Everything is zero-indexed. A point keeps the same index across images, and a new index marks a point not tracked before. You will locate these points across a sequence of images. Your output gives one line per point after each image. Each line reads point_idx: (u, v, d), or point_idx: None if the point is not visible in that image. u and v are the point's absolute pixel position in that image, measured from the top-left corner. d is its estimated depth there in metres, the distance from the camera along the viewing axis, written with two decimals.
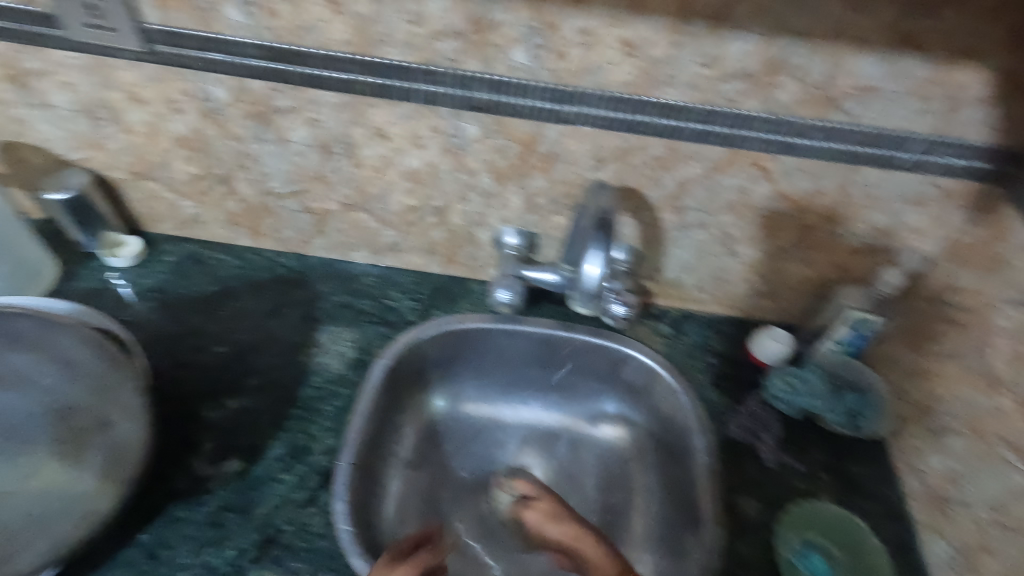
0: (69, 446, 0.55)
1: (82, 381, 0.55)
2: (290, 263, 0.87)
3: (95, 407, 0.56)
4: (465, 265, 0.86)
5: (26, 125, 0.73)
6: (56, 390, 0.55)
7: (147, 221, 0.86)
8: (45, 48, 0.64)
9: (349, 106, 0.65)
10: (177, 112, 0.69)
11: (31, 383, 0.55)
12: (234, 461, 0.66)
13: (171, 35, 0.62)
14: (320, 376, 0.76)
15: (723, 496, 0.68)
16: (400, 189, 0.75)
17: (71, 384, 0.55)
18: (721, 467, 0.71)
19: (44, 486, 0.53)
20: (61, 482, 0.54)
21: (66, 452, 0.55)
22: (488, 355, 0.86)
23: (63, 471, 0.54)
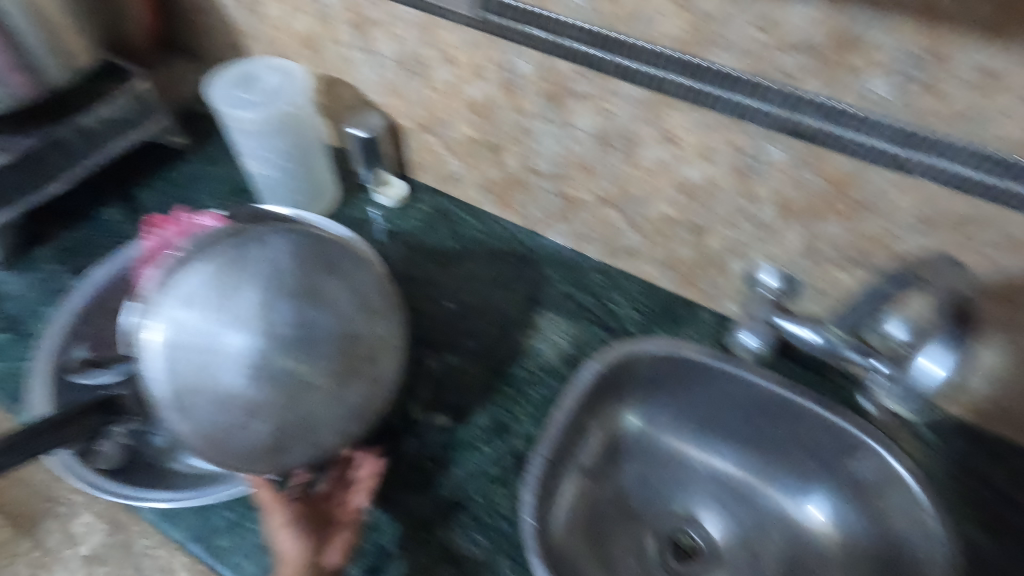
0: (349, 370, 0.52)
1: (374, 315, 0.54)
2: (525, 239, 0.88)
3: (372, 339, 0.54)
4: (699, 290, 0.79)
5: (351, 65, 0.82)
6: (351, 317, 0.52)
7: (411, 168, 0.92)
8: (390, 2, 0.70)
9: (649, 103, 0.61)
10: (479, 78, 0.71)
11: (331, 303, 0.51)
12: (442, 416, 0.69)
13: (506, 7, 0.62)
14: (533, 361, 0.74)
15: None
16: (665, 198, 0.70)
17: (367, 318, 0.53)
18: None
19: (323, 401, 0.51)
20: (333, 402, 0.52)
21: (345, 374, 0.52)
22: (698, 389, 0.78)
23: (339, 391, 0.52)
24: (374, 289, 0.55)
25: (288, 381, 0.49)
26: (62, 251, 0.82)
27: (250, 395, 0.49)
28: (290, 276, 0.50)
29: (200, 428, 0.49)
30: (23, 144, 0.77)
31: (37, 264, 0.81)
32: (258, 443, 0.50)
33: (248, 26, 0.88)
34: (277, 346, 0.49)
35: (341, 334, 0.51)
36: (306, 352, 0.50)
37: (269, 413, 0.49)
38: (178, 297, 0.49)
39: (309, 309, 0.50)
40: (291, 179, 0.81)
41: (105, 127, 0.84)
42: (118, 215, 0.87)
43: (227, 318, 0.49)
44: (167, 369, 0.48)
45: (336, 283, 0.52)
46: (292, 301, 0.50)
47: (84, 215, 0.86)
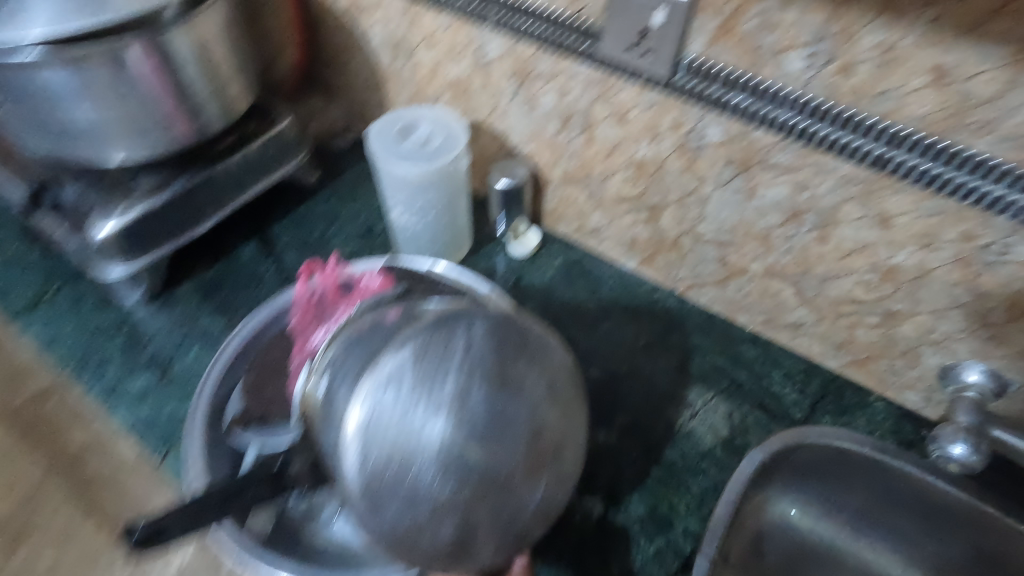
0: (538, 466, 0.48)
1: (561, 405, 0.50)
2: (668, 301, 0.82)
3: (560, 432, 0.50)
4: (874, 375, 0.71)
5: (501, 114, 0.79)
6: (543, 408, 0.49)
7: (548, 217, 0.88)
8: (564, 57, 0.66)
9: (863, 182, 0.55)
10: (652, 138, 0.67)
11: (524, 393, 0.48)
12: (597, 501, 0.65)
13: (706, 71, 0.57)
14: (689, 444, 0.69)
15: None
16: (856, 278, 0.63)
17: (556, 408, 0.50)
18: None
19: (511, 499, 0.47)
20: (520, 500, 0.48)
21: (534, 471, 0.48)
22: (866, 476, 0.69)
23: (527, 488, 0.48)
24: (565, 374, 0.52)
25: (482, 478, 0.46)
26: (202, 289, 0.82)
27: (443, 491, 0.45)
28: (489, 361, 0.48)
29: (389, 518, 0.46)
30: (179, 186, 0.77)
31: (178, 303, 0.81)
32: (445, 540, 0.46)
33: (393, 68, 0.86)
34: (474, 438, 0.46)
35: (534, 428, 0.48)
36: (498, 446, 0.46)
37: (461, 511, 0.46)
38: (374, 379, 0.47)
39: (506, 398, 0.48)
40: (433, 230, 0.79)
41: (251, 166, 0.84)
42: (255, 253, 0.86)
43: (427, 404, 0.46)
44: (360, 454, 0.46)
45: (532, 369, 0.49)
46: (488, 390, 0.47)
47: (223, 252, 0.86)
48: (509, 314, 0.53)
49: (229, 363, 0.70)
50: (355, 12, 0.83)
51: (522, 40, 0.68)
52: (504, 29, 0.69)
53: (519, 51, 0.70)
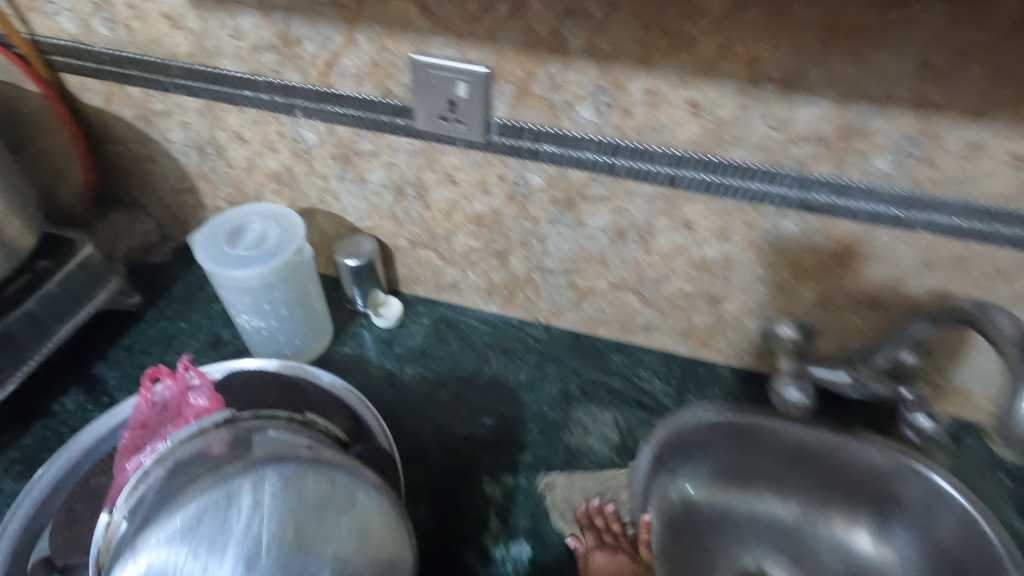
0: None
1: (374, 557, 0.44)
2: (537, 333, 0.87)
3: None
4: (717, 350, 0.83)
5: (333, 195, 0.79)
6: (346, 564, 0.42)
7: (404, 282, 0.89)
8: (383, 134, 0.69)
9: (665, 198, 0.65)
10: (484, 193, 0.71)
11: (325, 550, 0.42)
12: (523, 545, 0.65)
13: (515, 129, 0.63)
14: (589, 461, 0.73)
15: None
16: (682, 276, 0.73)
17: (366, 560, 0.43)
18: None
19: None
20: None
21: None
22: (735, 437, 0.78)
23: None
24: (378, 519, 0.44)
25: None
26: (19, 463, 0.69)
27: None
28: (279, 531, 0.40)
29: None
30: None
31: None
32: None
33: (204, 169, 0.82)
34: None
35: None
36: None
37: None
38: (139, 554, 0.39)
39: (302, 561, 0.41)
40: (288, 325, 0.76)
41: (53, 307, 0.73)
42: (79, 402, 0.75)
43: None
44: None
45: (339, 527, 0.42)
46: (276, 558, 0.40)
47: (39, 412, 0.74)
48: (320, 454, 0.44)
49: (50, 488, 0.61)
50: (146, 121, 0.78)
51: (337, 125, 0.69)
52: (315, 116, 0.69)
53: (336, 135, 0.71)
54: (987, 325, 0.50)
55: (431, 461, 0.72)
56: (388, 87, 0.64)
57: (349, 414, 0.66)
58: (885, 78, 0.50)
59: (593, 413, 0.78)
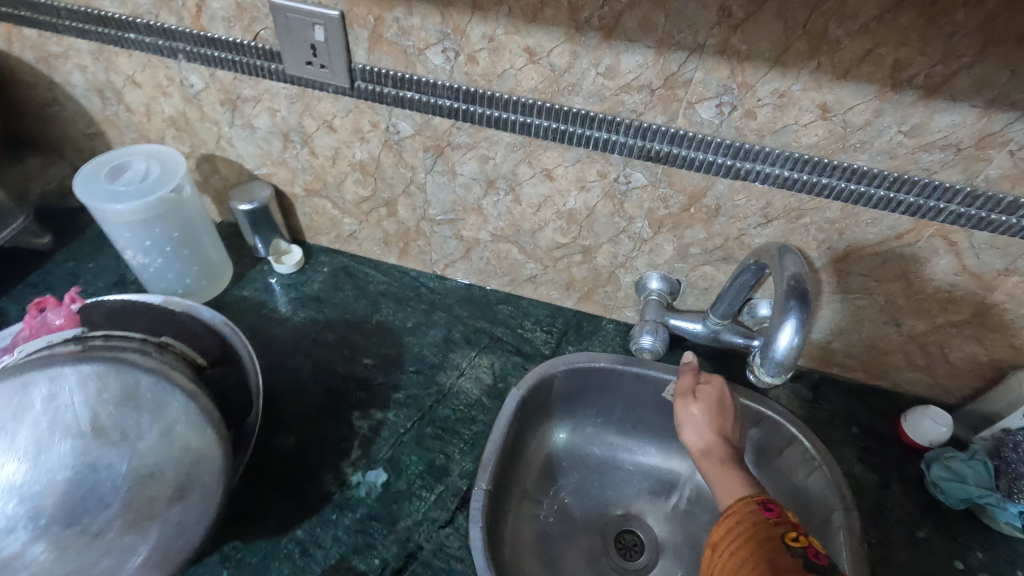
0: (137, 516, 0.46)
1: (180, 453, 0.47)
2: (431, 284, 0.91)
3: (179, 477, 0.47)
4: (599, 303, 0.86)
5: (228, 142, 0.82)
6: (148, 456, 0.46)
7: (307, 232, 0.92)
8: (261, 79, 0.71)
9: (522, 147, 0.68)
10: (362, 140, 0.74)
11: (124, 442, 0.45)
12: (379, 472, 0.69)
13: (376, 75, 0.66)
14: (459, 399, 0.77)
15: (871, 548, 0.67)
16: (553, 226, 0.76)
17: (170, 454, 0.47)
18: (869, 532, 0.69)
19: (106, 548, 0.45)
20: (118, 550, 0.46)
21: (133, 521, 0.46)
22: (608, 383, 0.82)
23: (126, 539, 0.46)
24: (184, 421, 0.47)
25: (63, 524, 0.44)
26: None
27: (15, 542, 0.42)
28: (75, 418, 0.44)
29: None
30: None
31: None
32: None
33: (107, 114, 0.84)
34: (48, 496, 0.43)
35: (137, 478, 0.45)
36: (80, 503, 0.44)
37: (41, 560, 0.43)
38: None
39: (100, 449, 0.44)
40: (177, 263, 0.80)
41: None
42: None
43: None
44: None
45: (140, 422, 0.46)
46: (73, 444, 0.44)
47: None
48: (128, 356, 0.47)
49: None
50: (46, 63, 0.80)
51: (218, 69, 0.72)
52: (196, 61, 0.72)
53: (219, 80, 0.73)
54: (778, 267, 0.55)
55: (305, 397, 0.76)
56: (256, 31, 0.66)
57: (218, 341, 0.69)
58: (691, 25, 0.53)
59: (471, 357, 0.82)
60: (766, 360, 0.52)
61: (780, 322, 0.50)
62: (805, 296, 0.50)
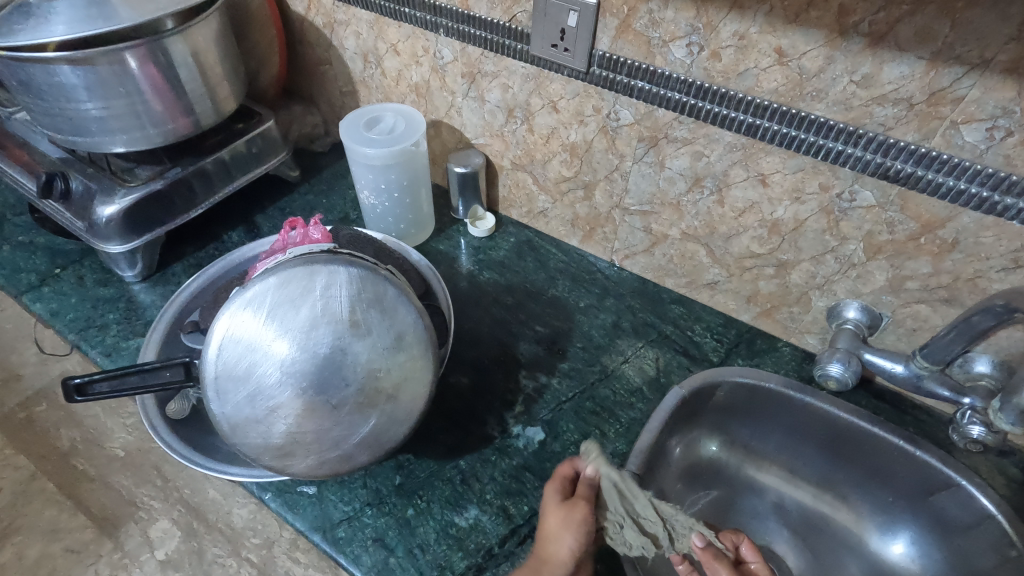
0: (366, 400, 0.54)
1: (406, 357, 0.56)
2: (606, 271, 0.93)
3: (399, 377, 0.55)
4: (780, 323, 0.82)
5: (458, 111, 0.91)
6: (383, 353, 0.54)
7: (502, 204, 1.00)
8: (505, 57, 0.79)
9: (743, 148, 0.68)
10: (580, 123, 0.79)
11: (369, 337, 0.54)
12: (538, 431, 0.74)
13: (614, 62, 0.70)
14: (620, 383, 0.79)
15: None
16: (751, 234, 0.75)
17: (398, 356, 0.55)
18: None
19: (339, 420, 0.53)
20: (346, 424, 0.54)
21: (362, 404, 0.54)
22: (775, 406, 0.79)
23: (354, 416, 0.54)
24: (412, 332, 0.56)
25: (315, 392, 0.52)
26: (194, 268, 0.92)
27: (281, 396, 0.52)
28: (341, 309, 0.53)
29: (228, 421, 0.53)
30: (173, 174, 0.88)
31: (170, 279, 0.90)
32: (279, 439, 0.53)
33: (363, 76, 0.99)
34: (311, 366, 0.52)
35: (372, 368, 0.54)
36: (332, 378, 0.52)
37: (294, 415, 0.52)
38: (243, 298, 0.53)
39: (352, 338, 0.53)
40: (397, 209, 0.91)
41: (236, 162, 0.95)
42: (242, 237, 0.97)
43: (272, 343, 0.52)
44: (215, 371, 0.52)
45: (383, 324, 0.55)
46: (335, 329, 0.53)
47: (210, 237, 0.97)
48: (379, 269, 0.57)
49: (205, 283, 0.81)
50: (331, 28, 0.96)
51: (470, 45, 0.81)
52: (454, 36, 0.82)
53: (467, 54, 0.83)
54: None
55: (481, 348, 0.83)
56: (515, 14, 0.74)
57: (423, 282, 0.78)
58: (980, 39, 0.50)
59: (636, 347, 0.84)
60: None
61: None
62: None
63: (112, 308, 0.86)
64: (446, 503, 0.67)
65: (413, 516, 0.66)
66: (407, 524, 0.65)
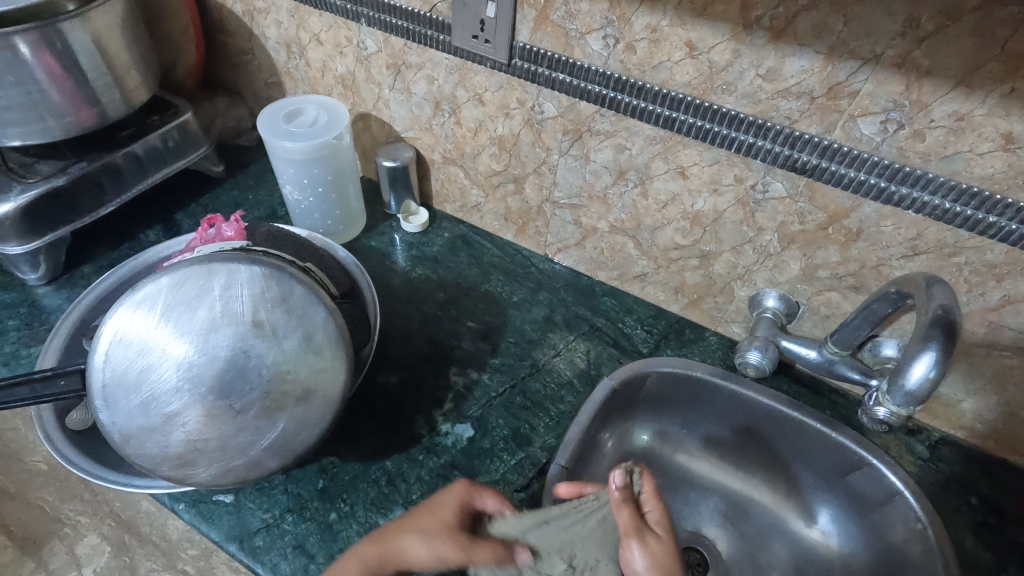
0: (271, 404, 0.52)
1: (315, 358, 0.54)
2: (541, 266, 0.93)
3: (309, 379, 0.53)
4: (707, 314, 0.84)
5: (385, 103, 0.89)
6: (290, 353, 0.52)
7: (435, 198, 0.98)
8: (428, 48, 0.78)
9: (662, 141, 0.68)
10: (506, 116, 0.78)
11: (273, 338, 0.52)
12: (467, 428, 0.73)
13: (534, 54, 0.69)
14: (551, 377, 0.79)
15: None
16: (675, 226, 0.76)
17: (307, 357, 0.53)
18: None
19: (242, 425, 0.51)
20: (250, 430, 0.51)
21: (267, 408, 0.51)
22: (701, 396, 0.80)
23: (258, 421, 0.51)
24: (322, 331, 0.54)
25: (214, 397, 0.50)
26: (106, 269, 0.87)
27: (176, 404, 0.49)
28: (242, 309, 0.51)
29: (120, 431, 0.50)
30: (78, 169, 0.82)
31: (79, 282, 0.85)
32: (176, 448, 0.50)
33: (288, 67, 0.95)
34: (208, 370, 0.49)
35: (278, 370, 0.51)
36: (232, 382, 0.50)
37: (191, 422, 0.50)
38: (134, 300, 0.50)
39: (254, 339, 0.51)
40: (324, 205, 0.88)
41: (151, 157, 0.90)
42: (159, 235, 0.92)
43: (166, 346, 0.49)
44: (102, 379, 0.49)
45: (288, 324, 0.52)
46: (235, 330, 0.50)
47: (124, 237, 0.92)
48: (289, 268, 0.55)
49: (112, 286, 0.76)
50: (251, 17, 0.92)
51: (392, 35, 0.79)
52: (375, 25, 0.80)
53: (390, 45, 0.81)
54: (925, 297, 0.54)
55: (412, 346, 0.81)
56: (435, 4, 0.73)
57: (349, 281, 0.76)
58: (871, 34, 0.52)
59: (568, 341, 0.84)
60: (896, 390, 0.53)
61: (915, 355, 0.51)
62: (952, 332, 0.50)
63: (14, 313, 0.80)
64: (370, 506, 0.65)
65: (335, 521, 0.64)
66: (329, 529, 0.63)
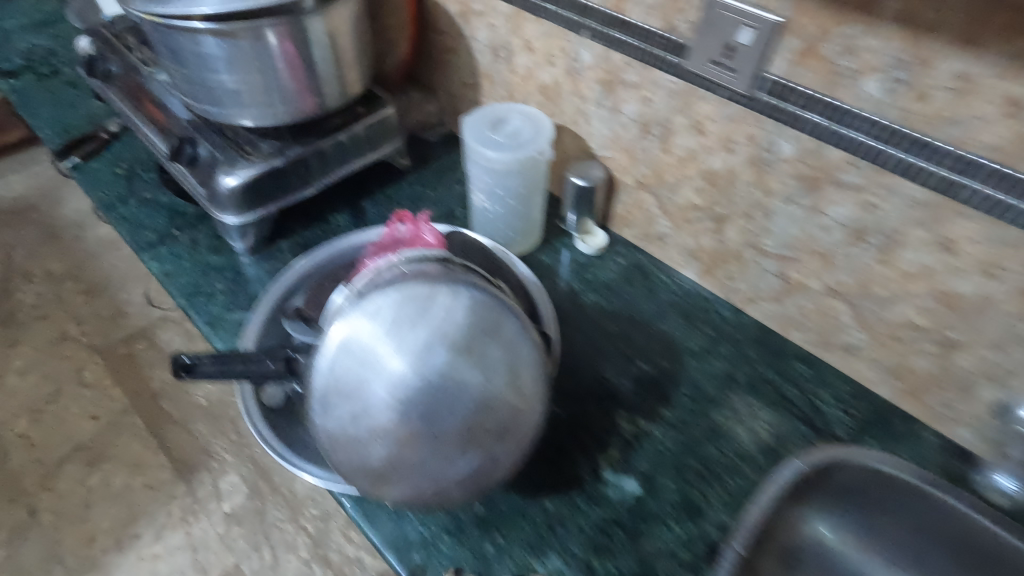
0: (470, 438, 0.50)
1: (517, 396, 0.51)
2: (724, 313, 0.85)
3: (508, 416, 0.51)
4: (927, 407, 0.71)
5: (586, 118, 0.85)
6: (496, 388, 0.50)
7: (615, 220, 0.93)
8: (653, 69, 0.72)
9: (932, 207, 0.58)
10: (728, 151, 0.71)
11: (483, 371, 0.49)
12: (632, 482, 0.67)
13: (785, 89, 0.61)
14: (729, 444, 0.71)
15: None
16: (915, 303, 0.64)
17: (511, 394, 0.51)
18: None
19: (441, 454, 0.49)
20: (446, 459, 0.50)
21: (466, 441, 0.50)
22: (910, 506, 0.67)
23: (456, 452, 0.50)
24: (526, 367, 0.52)
25: (421, 422, 0.48)
26: (300, 246, 0.92)
27: (386, 422, 0.48)
28: (459, 336, 0.49)
29: (331, 435, 0.50)
30: (293, 153, 0.87)
31: (276, 256, 0.90)
32: (377, 463, 0.50)
33: (490, 70, 0.95)
34: (420, 393, 0.48)
35: (483, 403, 0.49)
36: (439, 409, 0.48)
37: (395, 442, 0.49)
38: (362, 309, 0.50)
39: (466, 369, 0.49)
40: (507, 217, 0.87)
41: (352, 145, 0.93)
42: (348, 221, 0.96)
43: (383, 360, 0.48)
44: (323, 382, 0.50)
45: (499, 357, 0.50)
46: (451, 357, 0.49)
47: (316, 219, 0.96)
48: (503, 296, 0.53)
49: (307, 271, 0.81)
50: (465, 17, 0.92)
51: (614, 51, 0.75)
52: (598, 39, 0.76)
53: (610, 60, 0.76)
54: None
55: (579, 378, 0.77)
56: (675, 22, 0.67)
57: (528, 301, 0.74)
58: None
59: (750, 405, 0.75)
60: None
61: None
62: None
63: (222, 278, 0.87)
64: (527, 546, 0.62)
65: (491, 553, 0.61)
66: (485, 560, 0.61)
